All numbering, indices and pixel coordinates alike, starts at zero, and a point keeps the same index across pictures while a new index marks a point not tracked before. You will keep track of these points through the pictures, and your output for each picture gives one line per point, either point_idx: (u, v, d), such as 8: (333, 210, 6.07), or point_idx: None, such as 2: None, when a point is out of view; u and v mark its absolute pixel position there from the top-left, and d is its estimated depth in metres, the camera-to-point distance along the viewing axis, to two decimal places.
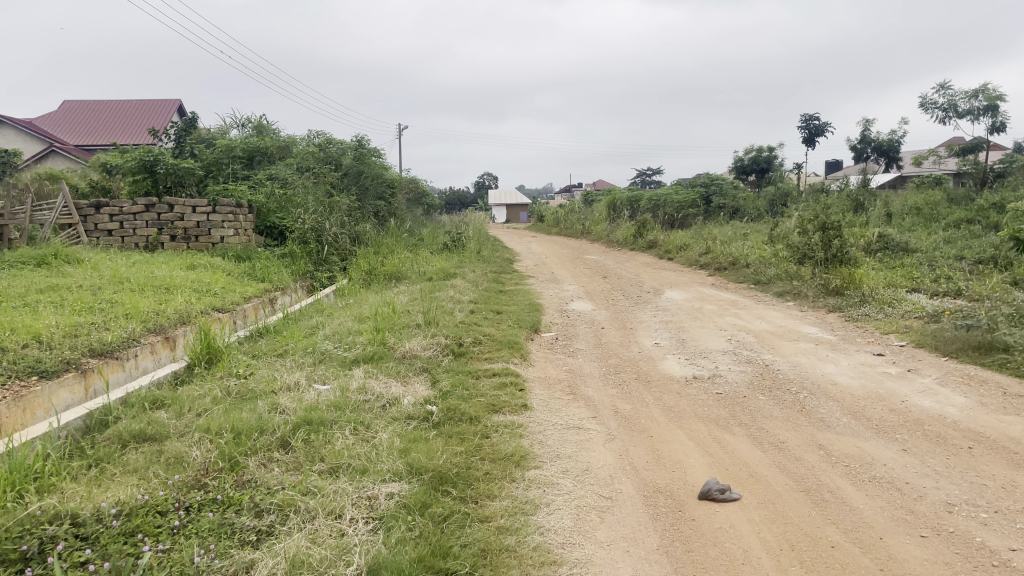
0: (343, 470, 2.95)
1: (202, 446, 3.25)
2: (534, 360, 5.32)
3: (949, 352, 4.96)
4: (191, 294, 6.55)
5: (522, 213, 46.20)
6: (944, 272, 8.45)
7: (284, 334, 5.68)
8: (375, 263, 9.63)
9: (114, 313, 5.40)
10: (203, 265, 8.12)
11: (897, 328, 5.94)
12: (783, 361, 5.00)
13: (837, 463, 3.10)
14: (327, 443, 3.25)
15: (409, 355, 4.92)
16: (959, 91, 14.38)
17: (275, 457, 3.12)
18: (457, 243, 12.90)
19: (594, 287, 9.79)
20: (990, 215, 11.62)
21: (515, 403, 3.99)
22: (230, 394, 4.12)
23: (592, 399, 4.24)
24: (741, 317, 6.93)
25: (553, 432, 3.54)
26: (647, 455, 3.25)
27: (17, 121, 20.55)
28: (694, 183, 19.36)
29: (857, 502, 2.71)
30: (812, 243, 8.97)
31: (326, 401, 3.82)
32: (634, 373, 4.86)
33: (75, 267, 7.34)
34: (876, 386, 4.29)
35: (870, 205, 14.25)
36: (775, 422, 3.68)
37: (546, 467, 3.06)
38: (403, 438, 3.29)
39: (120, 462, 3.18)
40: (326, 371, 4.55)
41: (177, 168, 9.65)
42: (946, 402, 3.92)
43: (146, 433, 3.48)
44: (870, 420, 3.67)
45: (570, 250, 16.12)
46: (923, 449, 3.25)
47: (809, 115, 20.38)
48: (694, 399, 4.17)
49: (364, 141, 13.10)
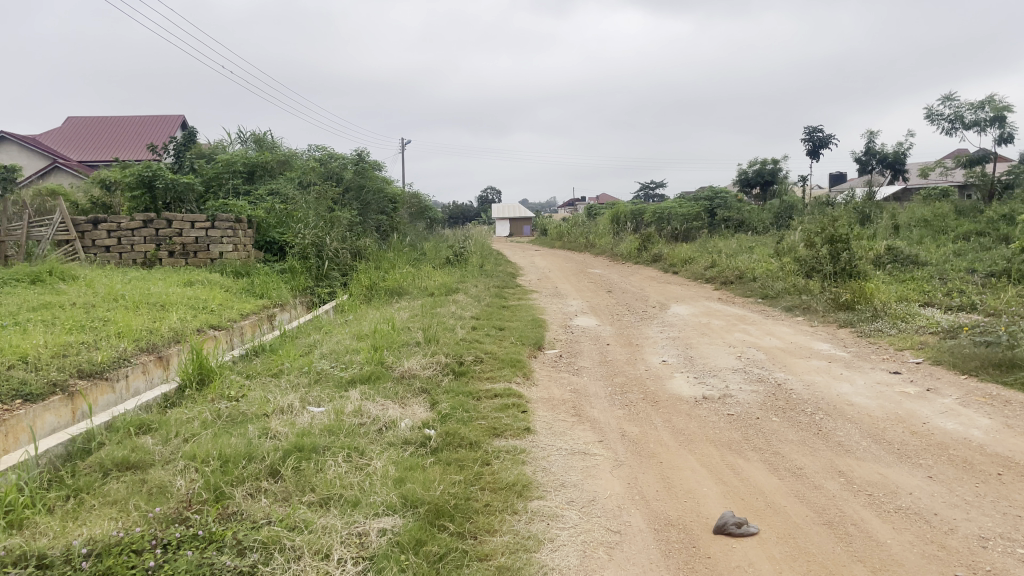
0: (333, 502, 2.78)
1: (186, 475, 3.08)
2: (537, 379, 5.14)
3: (968, 370, 4.77)
4: (187, 311, 6.40)
5: (525, 228, 46.03)
6: (955, 285, 8.27)
7: (280, 353, 5.51)
8: (376, 279, 9.49)
9: (106, 332, 5.24)
10: (201, 281, 7.98)
11: (911, 344, 5.76)
12: (796, 379, 4.81)
13: (860, 492, 2.92)
14: (318, 472, 3.07)
15: (408, 375, 4.75)
16: (964, 102, 14.26)
17: (263, 486, 2.95)
18: (459, 258, 12.74)
19: (599, 302, 9.62)
20: (1000, 227, 11.42)
21: (517, 426, 3.81)
22: (221, 417, 3.94)
23: (598, 422, 4.05)
24: (750, 333, 6.74)
25: (558, 458, 3.36)
26: (657, 483, 3.07)
27: (21, 137, 20.51)
28: (698, 195, 19.23)
29: (885, 536, 2.52)
30: (820, 256, 8.89)
31: (320, 425, 3.65)
32: (641, 394, 4.67)
33: (69, 284, 7.20)
34: (895, 406, 4.10)
35: (876, 218, 14.10)
36: (791, 446, 3.49)
37: (550, 497, 2.87)
38: (399, 466, 3.11)
39: (100, 492, 3.00)
40: (322, 393, 4.37)
41: (176, 183, 9.52)
42: (970, 423, 3.73)
43: (129, 460, 3.31)
44: (892, 444, 3.49)
45: (575, 263, 15.97)
46: (950, 476, 3.06)
47: (813, 127, 20.24)
48: (705, 421, 3.98)
49: (365, 154, 12.97)
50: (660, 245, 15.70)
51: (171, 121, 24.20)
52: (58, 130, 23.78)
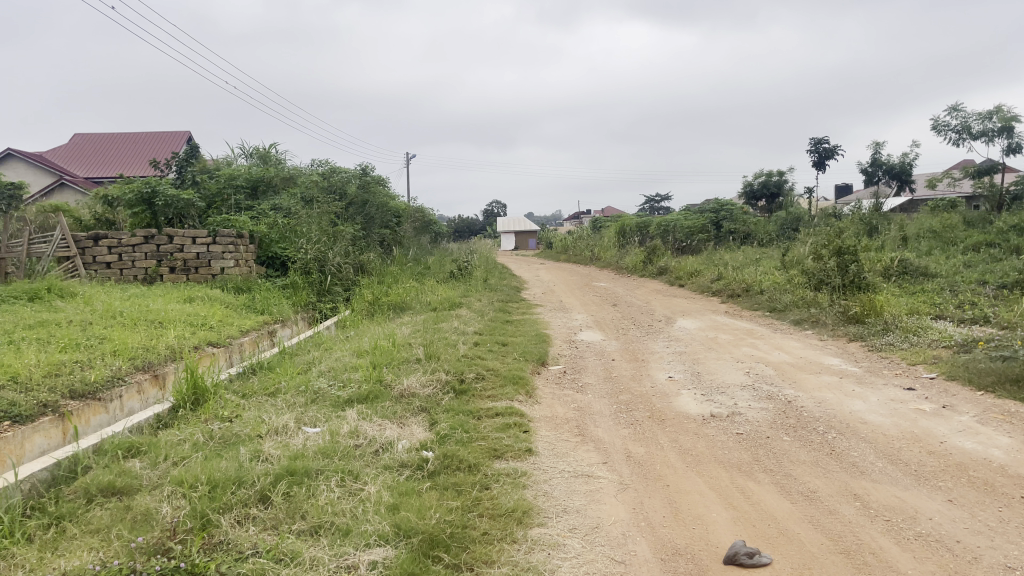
0: (324, 531, 2.66)
1: (173, 501, 2.95)
2: (539, 397, 5.01)
3: (984, 387, 4.63)
4: (185, 328, 6.29)
5: (531, 240, 45.79)
6: (968, 297, 8.12)
7: (278, 370, 5.39)
8: (379, 293, 9.38)
9: (101, 350, 5.12)
10: (201, 297, 7.88)
11: (925, 359, 5.61)
12: (807, 397, 4.66)
13: (877, 517, 2.78)
14: (310, 498, 2.94)
15: (407, 394, 4.62)
16: (972, 113, 14.13)
17: (252, 513, 2.82)
18: (463, 271, 12.63)
19: (605, 316, 9.49)
20: (1011, 238, 11.27)
21: (518, 447, 3.68)
22: (213, 439, 3.82)
23: (603, 442, 3.91)
24: (759, 348, 6.58)
25: (560, 481, 3.23)
26: (663, 508, 2.93)
27: (26, 154, 20.53)
28: (704, 208, 19.08)
29: (905, 567, 2.38)
30: (828, 269, 8.74)
31: (314, 447, 3.52)
32: (647, 412, 4.53)
33: (67, 301, 7.10)
34: (910, 425, 3.95)
35: (884, 229, 13.93)
36: (803, 468, 3.35)
37: (551, 524, 2.74)
38: (394, 491, 2.98)
39: (82, 521, 2.88)
40: (318, 413, 4.25)
41: (177, 200, 9.41)
42: (989, 443, 3.58)
43: (114, 485, 3.18)
44: (909, 464, 3.35)
45: (580, 277, 15.83)
46: (971, 499, 2.92)
47: (818, 139, 20.14)
48: (713, 441, 3.84)
49: (369, 168, 12.92)
50: (665, 259, 15.55)
51: (177, 137, 24.20)
52: (64, 147, 23.82)
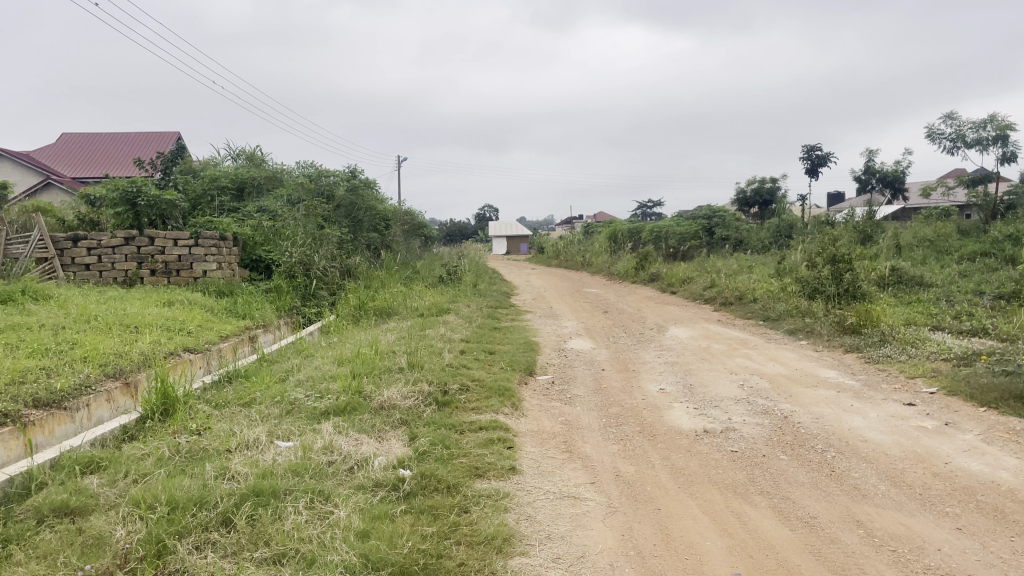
0: (288, 559, 2.47)
1: (129, 524, 2.73)
2: (526, 409, 4.81)
3: (986, 403, 4.46)
4: (162, 333, 6.06)
5: (522, 246, 45.63)
6: (964, 308, 7.98)
7: (254, 379, 5.17)
8: (365, 297, 9.19)
9: (70, 356, 4.90)
10: (181, 300, 7.66)
11: (923, 372, 5.45)
12: (804, 411, 4.48)
13: (882, 547, 2.60)
14: (276, 522, 2.74)
15: (388, 406, 4.42)
16: (966, 121, 14.05)
17: (213, 539, 2.62)
18: (453, 276, 12.43)
19: (595, 323, 9.30)
20: (1006, 248, 11.16)
21: (502, 465, 3.48)
22: (180, 453, 3.61)
23: (591, 459, 3.72)
24: (753, 359, 6.39)
25: (545, 503, 3.04)
26: (654, 535, 2.74)
27: (15, 154, 20.20)
28: (696, 214, 18.96)
29: None
30: (822, 277, 8.59)
31: (284, 464, 3.31)
32: (637, 426, 4.35)
33: (41, 304, 6.86)
34: (912, 444, 3.78)
35: (878, 237, 13.79)
36: (802, 490, 3.17)
37: (534, 553, 2.55)
38: (365, 515, 2.78)
39: (29, 544, 2.65)
40: (292, 426, 4.04)
41: (159, 200, 9.14)
42: (996, 464, 3.41)
43: (68, 505, 2.97)
44: (912, 487, 3.17)
45: (570, 283, 15.63)
46: (982, 528, 2.74)
47: (811, 146, 20.05)
48: (706, 459, 3.66)
49: (358, 171, 12.74)
50: (657, 265, 15.39)
51: (168, 137, 23.99)
52: (52, 146, 23.57)
